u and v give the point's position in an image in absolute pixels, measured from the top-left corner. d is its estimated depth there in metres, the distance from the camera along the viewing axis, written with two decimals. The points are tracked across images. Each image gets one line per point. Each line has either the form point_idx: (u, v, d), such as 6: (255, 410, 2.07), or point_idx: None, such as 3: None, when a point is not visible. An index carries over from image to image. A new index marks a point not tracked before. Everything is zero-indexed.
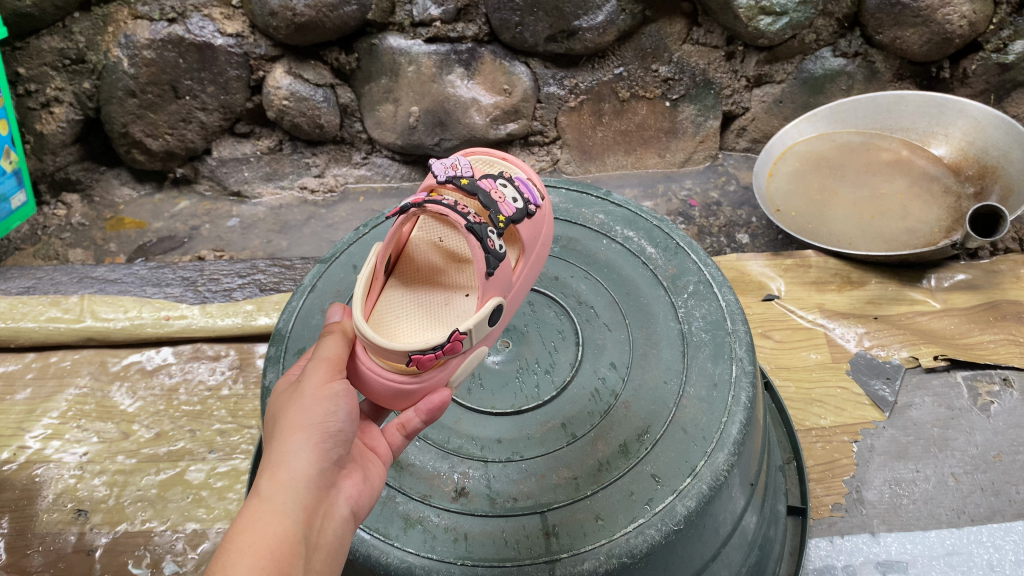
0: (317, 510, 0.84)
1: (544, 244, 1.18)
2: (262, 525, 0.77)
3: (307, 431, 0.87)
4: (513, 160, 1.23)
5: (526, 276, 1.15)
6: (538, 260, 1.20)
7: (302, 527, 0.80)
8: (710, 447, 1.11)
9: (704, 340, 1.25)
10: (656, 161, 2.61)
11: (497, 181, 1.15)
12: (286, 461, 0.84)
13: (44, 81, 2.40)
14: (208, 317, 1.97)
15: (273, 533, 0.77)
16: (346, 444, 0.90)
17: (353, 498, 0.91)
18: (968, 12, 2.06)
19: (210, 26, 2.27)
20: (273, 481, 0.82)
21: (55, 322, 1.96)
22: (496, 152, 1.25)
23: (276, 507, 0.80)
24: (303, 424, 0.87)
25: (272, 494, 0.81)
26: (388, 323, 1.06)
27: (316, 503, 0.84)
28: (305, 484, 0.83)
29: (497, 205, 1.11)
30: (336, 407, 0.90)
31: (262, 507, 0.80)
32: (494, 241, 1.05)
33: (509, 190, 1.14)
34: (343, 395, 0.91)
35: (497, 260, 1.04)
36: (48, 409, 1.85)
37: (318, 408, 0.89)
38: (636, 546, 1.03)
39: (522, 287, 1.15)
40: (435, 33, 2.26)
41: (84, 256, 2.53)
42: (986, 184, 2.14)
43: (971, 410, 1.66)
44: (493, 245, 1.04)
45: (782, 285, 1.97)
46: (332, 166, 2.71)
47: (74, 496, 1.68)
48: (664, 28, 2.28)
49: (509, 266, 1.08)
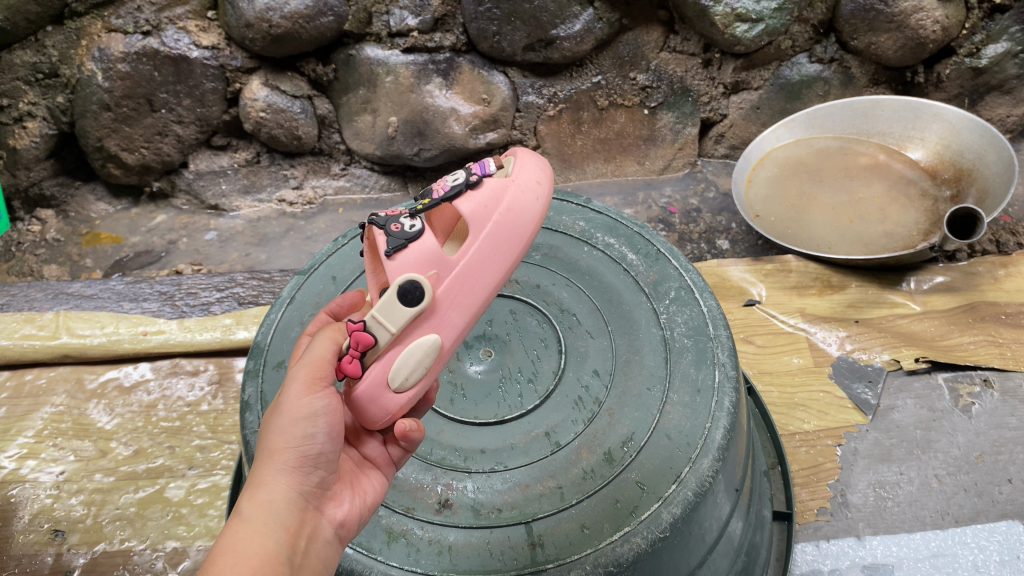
0: (301, 532, 0.82)
1: (499, 213, 1.00)
2: (243, 545, 0.75)
3: (284, 454, 0.84)
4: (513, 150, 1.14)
5: (473, 252, 0.98)
6: (508, 238, 1.00)
7: (285, 548, 0.78)
8: (694, 453, 1.09)
9: (686, 345, 1.24)
10: (635, 169, 2.61)
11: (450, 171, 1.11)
12: (265, 484, 0.82)
13: (17, 95, 2.36)
14: (186, 332, 1.93)
15: (255, 553, 0.75)
16: (328, 464, 0.87)
17: (340, 519, 0.89)
18: (941, 17, 2.10)
19: (185, 39, 2.25)
20: (251, 502, 0.81)
21: (29, 339, 1.92)
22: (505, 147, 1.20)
23: (257, 530, 0.78)
24: (281, 446, 0.84)
25: (252, 515, 0.79)
26: None
27: (299, 524, 0.82)
28: (286, 507, 0.81)
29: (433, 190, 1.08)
30: (314, 428, 0.85)
31: (241, 530, 0.78)
32: (404, 225, 1.02)
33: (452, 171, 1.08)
34: (321, 413, 0.86)
35: (398, 240, 0.99)
36: (23, 428, 1.80)
37: (296, 428, 0.85)
38: (622, 555, 1.01)
39: (477, 266, 0.98)
40: (413, 43, 2.25)
41: (60, 272, 2.49)
42: (962, 186, 2.16)
43: (952, 411, 1.66)
44: (398, 228, 1.01)
45: (763, 290, 1.97)
46: (311, 177, 2.68)
47: (51, 517, 1.64)
48: (641, 36, 2.29)
49: (431, 241, 0.99)
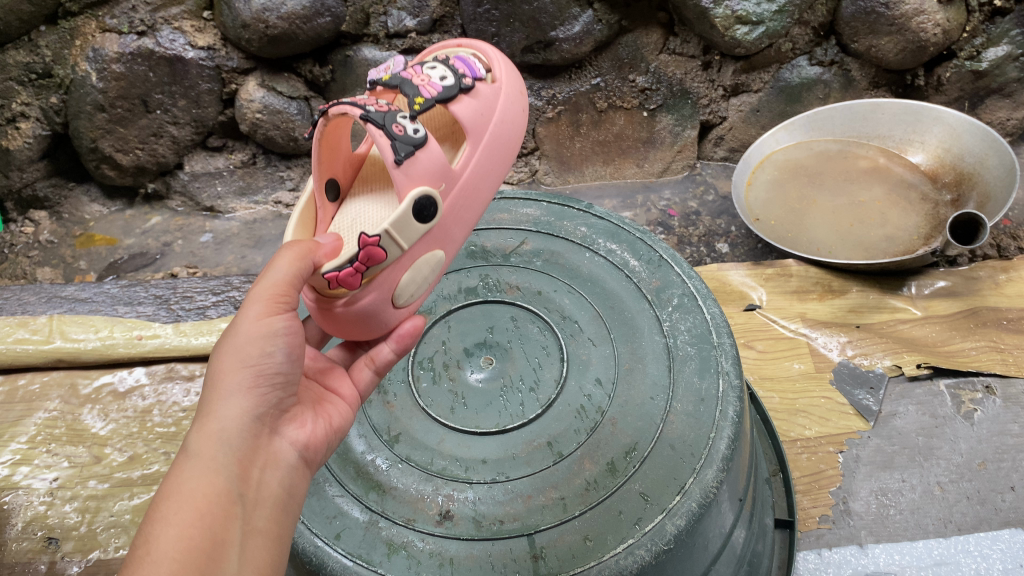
0: (255, 462, 0.86)
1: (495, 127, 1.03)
2: (191, 485, 0.79)
3: (240, 376, 0.87)
4: (468, 46, 1.15)
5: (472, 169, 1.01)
6: (499, 153, 1.05)
7: (236, 483, 0.82)
8: (699, 463, 1.08)
9: (690, 353, 1.23)
10: (634, 171, 2.60)
11: (424, 66, 1.04)
12: (217, 412, 0.85)
13: (10, 96, 2.33)
14: (181, 336, 1.92)
15: (202, 491, 0.79)
16: (285, 387, 0.91)
17: (301, 442, 0.93)
18: (942, 20, 2.09)
19: (180, 39, 2.22)
20: (202, 434, 0.84)
21: (22, 343, 1.89)
22: (451, 42, 1.16)
23: (206, 464, 0.82)
24: (240, 367, 0.87)
25: (202, 448, 0.83)
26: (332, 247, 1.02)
27: (252, 454, 0.86)
28: (237, 434, 0.85)
29: (421, 87, 1.00)
30: (273, 349, 0.89)
31: (190, 465, 0.81)
32: (408, 128, 0.95)
33: (436, 71, 1.03)
34: (282, 334, 0.90)
35: (406, 145, 0.92)
36: (16, 434, 1.78)
37: (254, 348, 0.88)
38: (626, 567, 1.00)
39: (473, 184, 1.02)
40: (411, 44, 2.24)
41: (54, 275, 2.47)
42: (963, 191, 2.16)
43: (955, 418, 1.66)
44: (400, 130, 0.93)
45: (764, 294, 1.96)
46: (307, 179, 2.66)
47: (45, 524, 1.61)
48: (641, 38, 2.28)
49: (437, 150, 0.96)
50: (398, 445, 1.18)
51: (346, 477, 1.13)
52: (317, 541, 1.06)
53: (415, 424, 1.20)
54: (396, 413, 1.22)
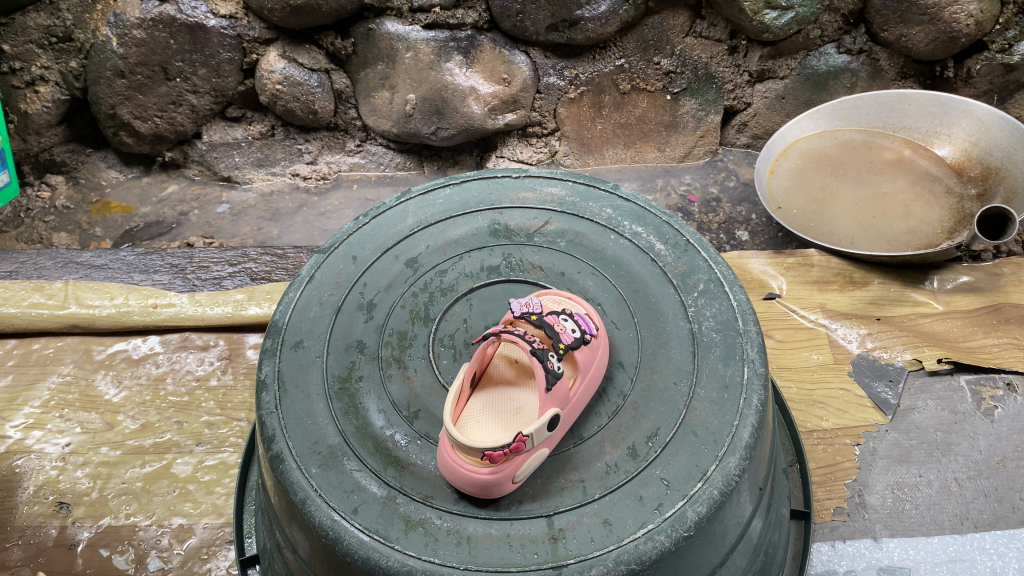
0: None
1: (595, 377, 1.15)
2: None
3: None
4: (577, 299, 1.25)
5: (582, 395, 1.12)
6: (591, 391, 1.15)
7: None
8: (721, 451, 1.09)
9: (714, 340, 1.23)
10: (655, 155, 2.57)
11: (560, 315, 1.17)
12: None
13: (30, 58, 2.32)
14: (197, 306, 1.92)
15: None
16: None
17: None
18: (976, 10, 2.04)
19: (202, 7, 2.22)
20: None
21: (38, 308, 1.90)
22: (564, 290, 1.27)
23: None
24: None
25: None
26: (467, 434, 1.08)
27: None
28: None
29: (558, 333, 1.14)
30: None
31: None
32: (556, 361, 1.08)
33: (569, 322, 1.16)
34: None
35: (555, 377, 1.06)
36: (30, 397, 1.79)
37: None
38: (645, 552, 1.00)
39: (576, 408, 1.12)
40: (435, 19, 2.21)
41: (68, 240, 2.46)
42: (989, 185, 2.12)
43: (974, 415, 1.65)
44: (552, 364, 1.08)
45: (783, 284, 1.95)
46: (325, 153, 2.65)
47: (56, 489, 1.62)
48: (667, 20, 2.26)
49: (566, 384, 1.09)
50: (417, 421, 1.18)
51: (365, 452, 1.13)
52: (334, 515, 1.06)
53: (435, 401, 1.21)
54: (416, 389, 1.22)
